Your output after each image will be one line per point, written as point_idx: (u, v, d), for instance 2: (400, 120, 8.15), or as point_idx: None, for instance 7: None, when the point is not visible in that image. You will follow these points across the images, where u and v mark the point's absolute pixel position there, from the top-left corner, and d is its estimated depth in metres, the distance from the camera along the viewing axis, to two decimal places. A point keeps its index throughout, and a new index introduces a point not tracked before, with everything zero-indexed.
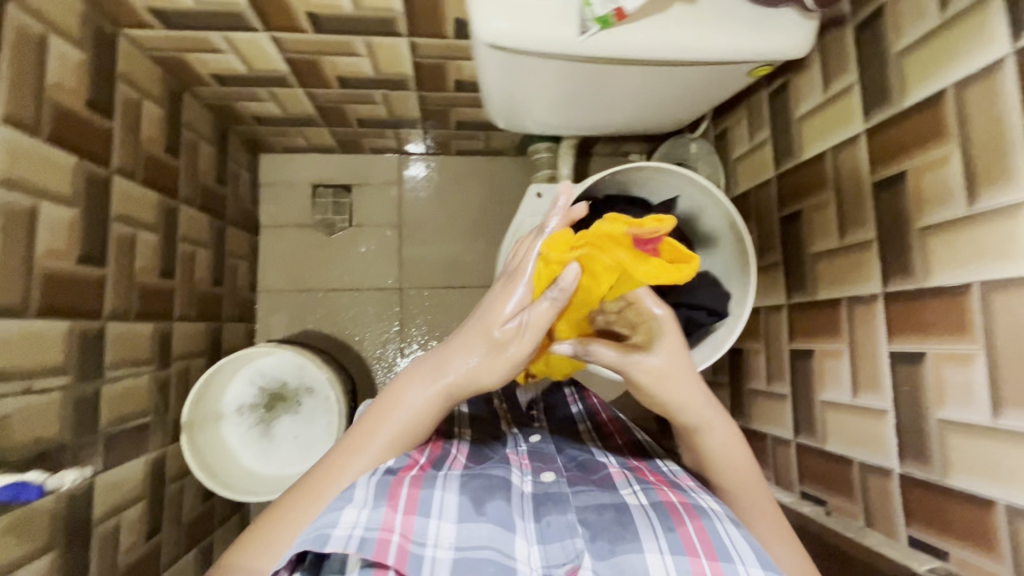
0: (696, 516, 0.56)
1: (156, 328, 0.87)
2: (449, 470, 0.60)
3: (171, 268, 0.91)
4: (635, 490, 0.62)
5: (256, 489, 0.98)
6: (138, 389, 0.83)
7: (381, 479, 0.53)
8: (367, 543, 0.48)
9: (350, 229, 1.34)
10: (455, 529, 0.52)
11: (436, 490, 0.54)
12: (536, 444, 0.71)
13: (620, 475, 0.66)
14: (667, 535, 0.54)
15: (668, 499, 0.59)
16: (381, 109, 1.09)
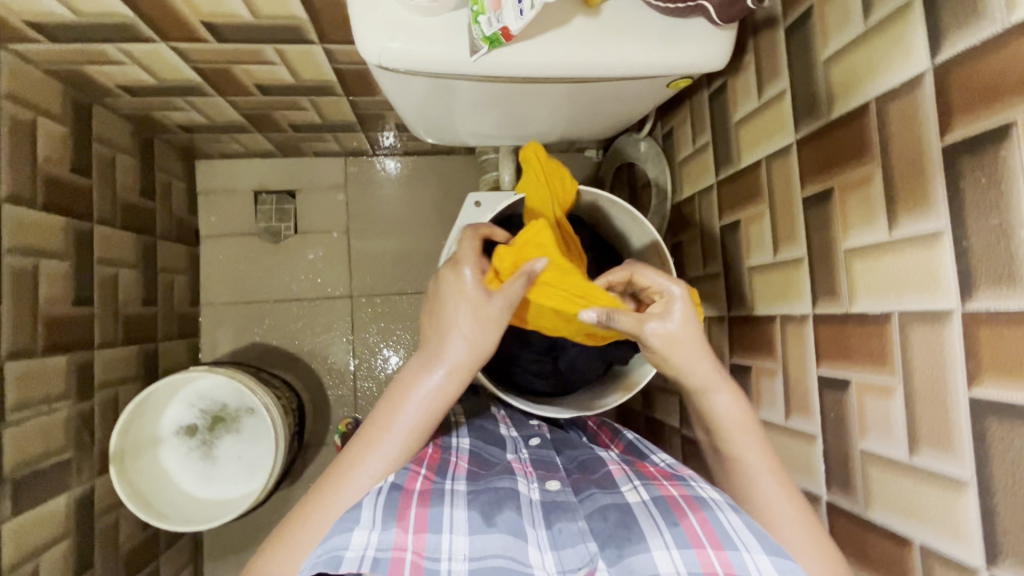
0: (699, 509, 0.54)
1: (72, 360, 0.83)
2: (453, 478, 0.58)
3: (86, 295, 0.87)
4: (635, 485, 0.60)
5: (193, 516, 0.94)
6: (52, 426, 0.79)
7: (389, 496, 0.52)
8: (380, 563, 0.48)
9: (296, 236, 1.29)
10: (467, 542, 0.51)
11: (444, 506, 0.53)
12: (537, 451, 0.70)
13: (620, 472, 0.64)
14: (672, 529, 0.53)
15: (669, 493, 0.58)
16: (312, 115, 1.03)
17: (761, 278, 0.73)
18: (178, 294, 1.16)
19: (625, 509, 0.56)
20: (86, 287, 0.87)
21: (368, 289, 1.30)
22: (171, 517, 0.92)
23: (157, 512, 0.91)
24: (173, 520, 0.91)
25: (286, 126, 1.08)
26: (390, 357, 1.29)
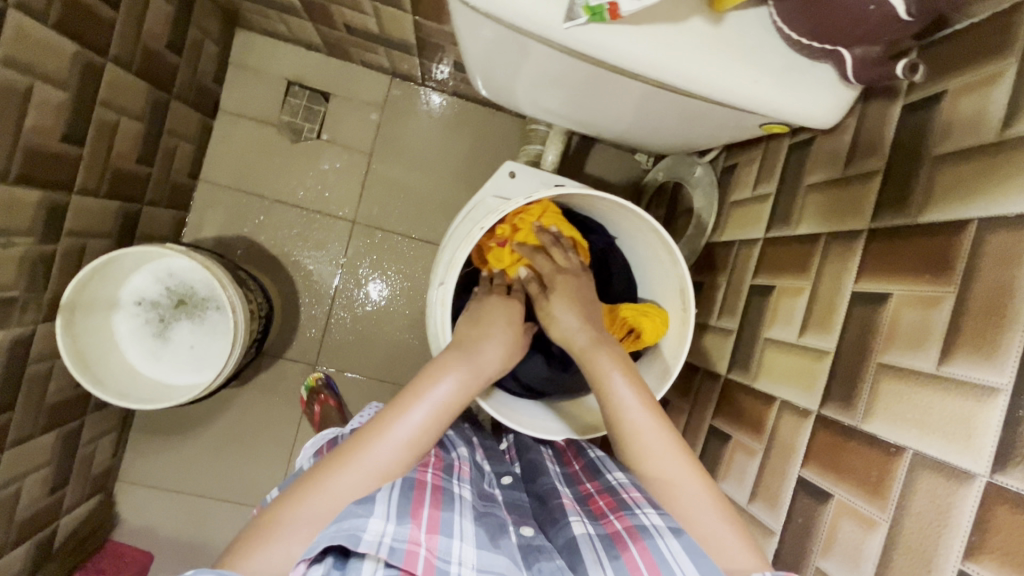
0: (639, 537, 0.53)
1: (45, 197, 0.77)
2: (461, 488, 0.59)
3: (77, 134, 0.80)
4: (581, 518, 0.59)
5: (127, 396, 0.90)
6: (4, 260, 0.74)
7: (404, 492, 0.54)
8: (395, 552, 0.48)
9: (316, 142, 1.22)
10: (477, 553, 0.51)
11: (455, 514, 0.54)
12: (509, 491, 0.68)
13: (572, 507, 0.62)
14: (612, 563, 0.52)
15: (613, 527, 0.56)
16: (372, 20, 0.94)
17: (774, 353, 0.68)
18: (179, 161, 1.09)
19: (572, 544, 0.55)
20: (80, 125, 0.80)
21: (372, 220, 1.24)
22: (104, 388, 0.88)
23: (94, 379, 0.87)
24: (107, 393, 0.87)
25: (342, 23, 0.99)
26: (373, 295, 1.25)
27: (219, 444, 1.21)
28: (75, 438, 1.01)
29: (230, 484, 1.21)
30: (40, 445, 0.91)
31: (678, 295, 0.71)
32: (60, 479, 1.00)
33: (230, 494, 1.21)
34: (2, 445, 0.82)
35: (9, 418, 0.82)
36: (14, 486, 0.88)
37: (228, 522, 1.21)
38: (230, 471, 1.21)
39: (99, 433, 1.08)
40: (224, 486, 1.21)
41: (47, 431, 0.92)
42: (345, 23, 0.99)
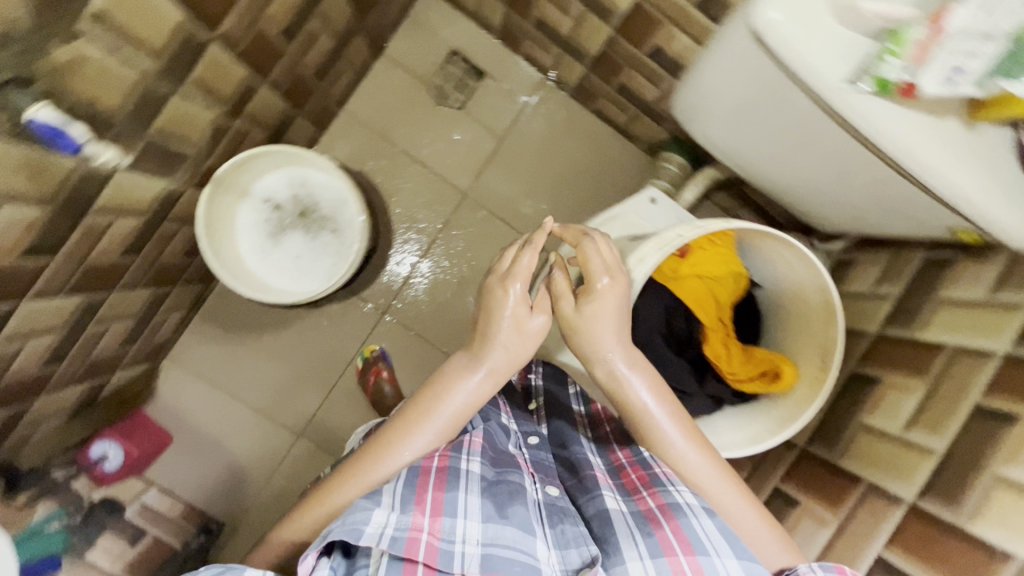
0: (673, 516, 0.59)
1: (249, 77, 0.82)
2: (468, 458, 0.62)
3: (293, 32, 0.86)
4: (614, 495, 0.64)
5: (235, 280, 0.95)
6: (198, 120, 0.78)
7: (407, 481, 0.58)
8: (396, 542, 0.52)
9: (457, 112, 1.28)
10: (482, 528, 0.55)
11: (459, 492, 0.57)
12: (534, 450, 0.71)
13: (602, 478, 0.66)
14: (645, 539, 0.57)
15: (646, 505, 0.61)
16: (570, 22, 1.01)
17: (870, 440, 0.71)
18: (338, 87, 1.15)
19: (605, 519, 0.60)
20: (297, 25, 0.86)
21: (482, 198, 1.29)
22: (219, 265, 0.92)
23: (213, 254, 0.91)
24: (221, 271, 0.92)
25: (537, 15, 1.06)
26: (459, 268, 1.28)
27: (270, 356, 1.24)
28: (159, 302, 1.04)
29: (267, 398, 1.24)
30: (135, 298, 0.94)
31: (808, 360, 0.71)
32: (132, 336, 1.02)
33: (264, 407, 1.23)
34: (114, 284, 0.85)
35: (131, 262, 0.85)
36: (103, 326, 0.90)
37: (252, 432, 1.23)
38: (271, 385, 1.24)
39: (175, 307, 1.11)
40: (260, 398, 1.23)
41: (146, 287, 0.95)
42: (540, 17, 1.05)
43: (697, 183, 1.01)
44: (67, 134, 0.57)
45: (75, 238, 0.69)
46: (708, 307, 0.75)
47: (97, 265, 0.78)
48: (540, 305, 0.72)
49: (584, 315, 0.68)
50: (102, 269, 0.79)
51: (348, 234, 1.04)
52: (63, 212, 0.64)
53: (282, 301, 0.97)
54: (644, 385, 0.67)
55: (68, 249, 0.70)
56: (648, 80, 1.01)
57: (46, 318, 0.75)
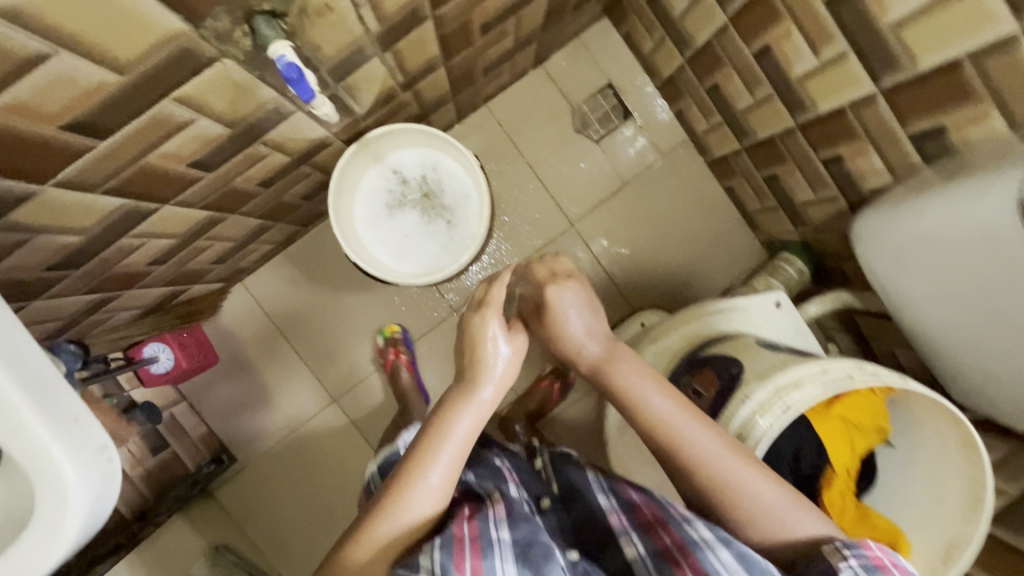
0: (689, 551, 0.55)
1: (436, 58, 0.82)
2: (496, 524, 0.57)
3: (490, 27, 0.85)
4: (630, 541, 0.61)
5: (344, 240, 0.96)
6: (378, 84, 0.77)
7: (445, 544, 0.54)
8: None
9: (592, 143, 1.26)
10: None
11: (496, 562, 0.54)
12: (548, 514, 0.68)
13: (619, 522, 0.63)
14: None
15: (662, 542, 0.58)
16: (750, 101, 0.98)
17: None
18: (493, 84, 1.14)
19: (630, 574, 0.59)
20: (496, 22, 0.85)
21: (586, 234, 1.27)
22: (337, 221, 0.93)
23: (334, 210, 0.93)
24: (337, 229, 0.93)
25: (715, 81, 1.03)
26: None
27: (333, 314, 1.23)
28: (260, 233, 1.04)
29: (318, 353, 1.23)
30: (245, 225, 0.94)
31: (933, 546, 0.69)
32: (224, 257, 1.02)
33: (311, 360, 1.23)
34: (238, 209, 0.85)
35: (260, 193, 0.85)
36: (208, 242, 0.90)
37: (292, 381, 1.23)
38: (325, 342, 1.23)
39: (268, 241, 1.11)
40: (311, 351, 1.23)
41: (258, 218, 0.95)
42: (718, 84, 1.02)
43: (828, 304, 0.94)
44: (307, 84, 0.55)
45: (234, 162, 0.69)
46: (847, 456, 0.76)
47: (235, 189, 0.77)
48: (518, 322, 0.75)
49: (554, 317, 0.73)
50: (237, 194, 0.79)
51: (461, 230, 1.03)
52: (238, 137, 0.64)
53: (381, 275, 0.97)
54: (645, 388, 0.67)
55: (224, 170, 0.69)
56: (806, 182, 0.98)
57: (174, 225, 0.75)
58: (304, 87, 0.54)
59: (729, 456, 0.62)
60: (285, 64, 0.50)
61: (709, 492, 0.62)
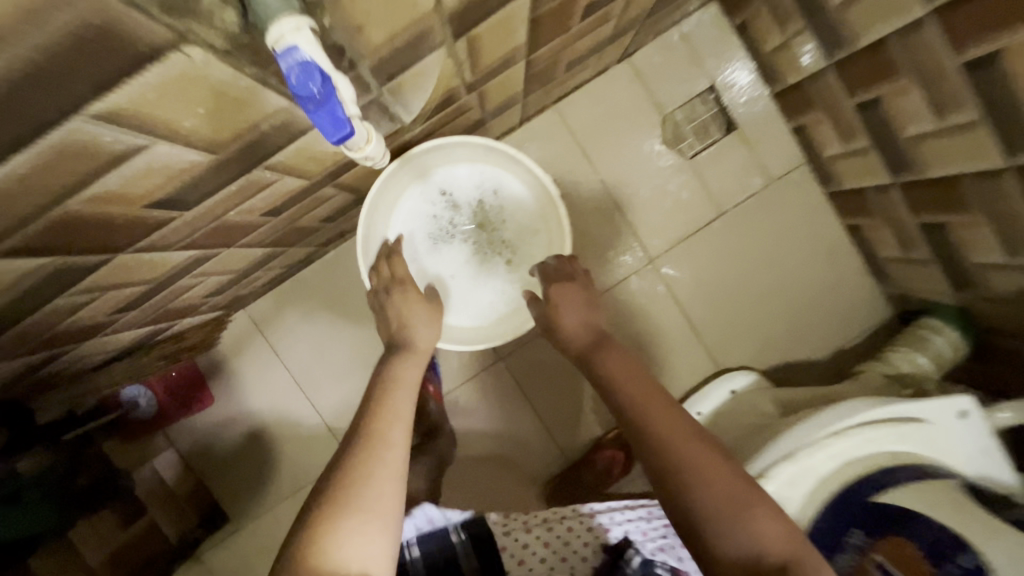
0: None
1: (520, 49, 0.58)
2: None
3: (595, 9, 0.61)
4: None
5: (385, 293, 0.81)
6: (438, 86, 0.54)
7: None
8: None
9: (683, 161, 1.02)
10: None
11: None
12: None
13: None
14: None
15: None
16: (928, 126, 0.72)
17: None
18: (570, 83, 0.90)
19: None
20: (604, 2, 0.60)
21: (667, 272, 1.04)
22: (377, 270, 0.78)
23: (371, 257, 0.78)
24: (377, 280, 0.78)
25: (874, 95, 0.77)
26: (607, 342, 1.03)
27: (354, 352, 1.02)
28: (267, 261, 0.82)
29: (333, 398, 1.02)
30: (248, 255, 0.72)
31: None
32: (222, 288, 0.81)
33: (324, 406, 1.02)
34: (236, 242, 0.63)
35: (267, 222, 0.63)
36: (198, 280, 0.69)
37: (300, 431, 1.01)
38: (342, 386, 1.02)
39: (279, 266, 0.89)
40: (325, 395, 1.02)
41: (266, 246, 0.73)
42: (878, 100, 0.77)
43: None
44: (338, 111, 0.33)
45: (225, 195, 0.47)
46: None
47: (231, 224, 0.55)
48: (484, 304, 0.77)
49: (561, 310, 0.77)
50: (234, 228, 0.57)
51: (522, 268, 0.88)
52: (229, 164, 0.41)
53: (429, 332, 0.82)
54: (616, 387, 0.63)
55: (211, 206, 0.47)
56: (996, 241, 0.72)
57: (143, 272, 0.53)
58: (332, 115, 0.32)
59: (700, 445, 0.55)
60: (298, 71, 0.29)
61: (698, 484, 0.53)
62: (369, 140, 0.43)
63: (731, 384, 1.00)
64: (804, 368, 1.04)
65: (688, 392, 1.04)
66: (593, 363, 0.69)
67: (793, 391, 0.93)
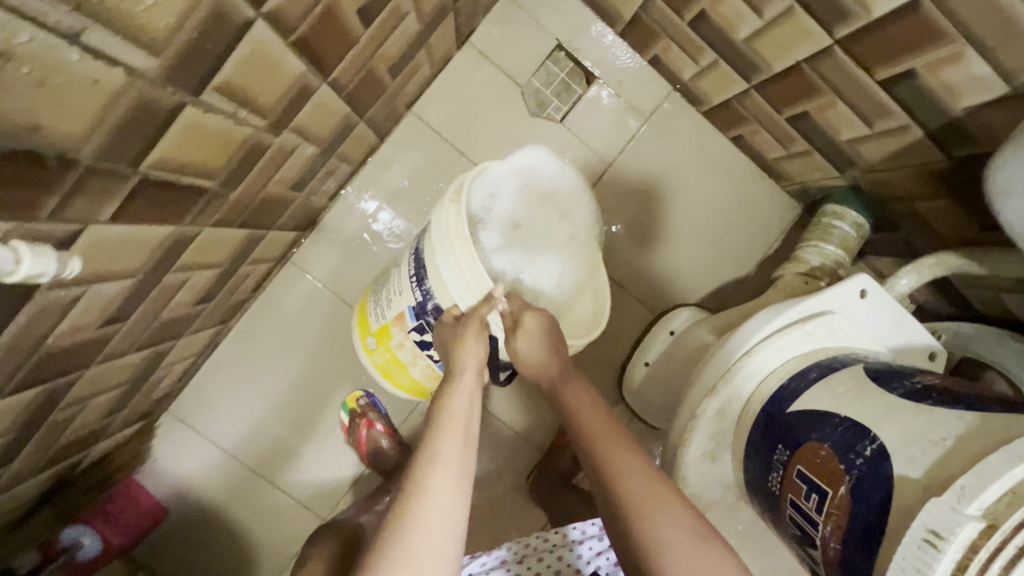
0: None
1: (306, 77, 0.55)
2: None
3: (375, 13, 0.57)
4: None
5: (416, 274, 0.72)
6: (227, 140, 0.50)
7: None
8: None
9: (555, 125, 1.00)
10: None
11: None
12: None
13: None
14: None
15: None
16: (756, 23, 0.71)
17: None
18: (411, 83, 0.87)
19: None
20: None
21: None
22: (436, 256, 0.68)
23: (433, 243, 0.68)
24: (440, 262, 0.68)
25: (700, 7, 0.76)
26: None
27: (296, 416, 1.00)
28: (158, 361, 0.78)
29: (285, 467, 1.00)
30: (123, 365, 0.69)
31: None
32: (119, 403, 0.77)
33: (281, 479, 1.00)
34: (92, 360, 0.60)
35: (118, 329, 0.60)
36: (75, 408, 0.65)
37: (262, 510, 0.99)
38: (296, 452, 1.00)
39: (180, 358, 0.86)
40: (280, 467, 0.99)
41: (140, 350, 0.70)
42: (704, 12, 0.76)
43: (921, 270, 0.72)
44: None
45: (20, 328, 0.44)
46: None
47: (63, 349, 0.52)
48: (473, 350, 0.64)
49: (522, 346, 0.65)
50: (74, 350, 0.54)
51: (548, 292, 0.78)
52: None
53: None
54: (576, 399, 0.67)
55: (11, 343, 0.44)
56: (854, 115, 0.72)
57: None
58: None
59: (624, 441, 0.63)
60: None
61: (645, 503, 0.58)
62: (19, 259, 0.35)
63: (671, 324, 0.98)
64: (736, 286, 1.04)
65: (634, 347, 1.03)
66: (558, 396, 0.68)
67: (726, 313, 0.91)
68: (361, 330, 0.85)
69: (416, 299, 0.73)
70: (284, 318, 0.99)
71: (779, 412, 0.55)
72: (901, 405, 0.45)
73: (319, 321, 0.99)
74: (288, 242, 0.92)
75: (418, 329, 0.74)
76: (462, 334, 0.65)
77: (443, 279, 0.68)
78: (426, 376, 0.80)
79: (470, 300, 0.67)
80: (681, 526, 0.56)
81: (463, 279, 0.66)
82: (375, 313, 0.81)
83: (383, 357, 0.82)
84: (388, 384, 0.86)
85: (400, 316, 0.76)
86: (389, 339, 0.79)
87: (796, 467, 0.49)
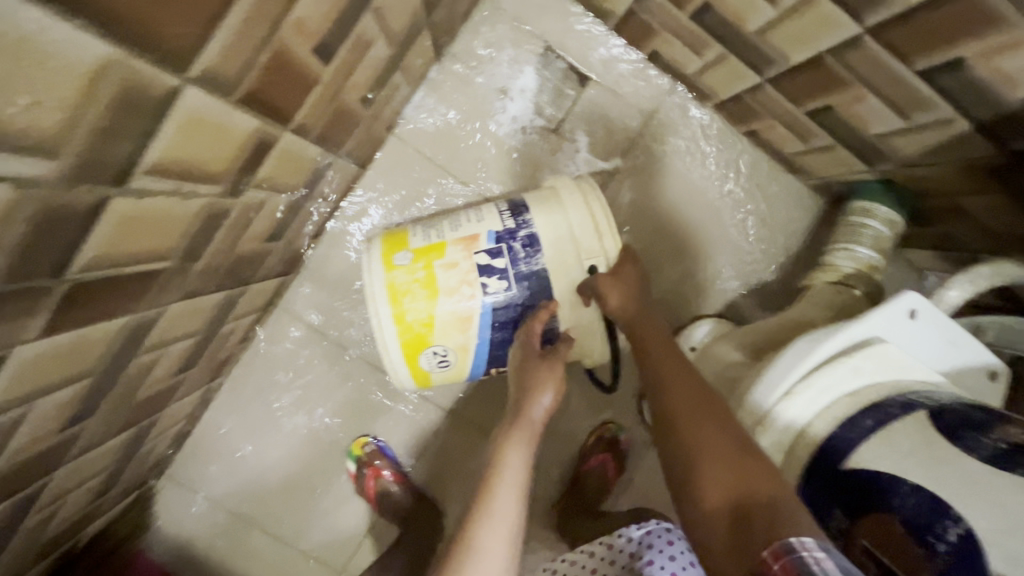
0: None
1: (261, 132, 0.47)
2: None
3: (333, 48, 0.49)
4: None
5: (511, 208, 0.73)
6: (175, 216, 0.43)
7: None
8: None
9: (550, 135, 0.90)
10: None
11: None
12: None
13: None
14: None
15: None
16: (769, 13, 0.63)
17: None
18: (388, 107, 0.79)
19: None
20: (342, 31, 0.49)
21: None
22: (557, 195, 0.74)
23: (554, 190, 0.75)
24: (564, 198, 0.73)
25: None
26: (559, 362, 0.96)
27: (298, 466, 0.94)
28: (145, 434, 0.73)
29: (297, 520, 0.95)
30: (104, 452, 0.63)
31: None
32: (108, 485, 0.72)
33: (294, 534, 0.95)
34: (59, 463, 0.54)
35: (83, 428, 0.53)
36: (53, 506, 0.60)
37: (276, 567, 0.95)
38: (300, 506, 0.94)
39: (170, 424, 0.80)
40: (284, 523, 0.94)
41: (122, 433, 0.64)
42: (709, 3, 0.68)
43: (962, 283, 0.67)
44: None
45: None
46: None
47: (15, 466, 0.46)
48: (546, 384, 0.66)
49: (614, 299, 0.67)
50: (29, 466, 0.48)
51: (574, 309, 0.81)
52: None
53: (544, 266, 0.71)
54: (650, 340, 0.63)
55: None
56: (888, 109, 0.64)
57: None
58: None
59: (679, 366, 0.59)
60: None
61: (688, 411, 0.53)
62: None
63: (691, 339, 0.90)
64: (758, 294, 0.95)
65: None
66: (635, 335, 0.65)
67: (753, 326, 0.83)
68: (387, 247, 0.74)
69: (503, 225, 0.72)
70: (276, 367, 0.92)
71: (831, 474, 0.48)
72: (992, 478, 0.41)
73: (312, 367, 0.93)
74: (272, 290, 0.85)
75: (491, 252, 0.71)
76: (543, 380, 0.67)
77: (561, 214, 0.72)
78: (452, 315, 0.71)
79: (584, 235, 0.72)
80: (722, 437, 0.50)
81: (590, 219, 0.72)
82: (422, 232, 0.74)
83: (413, 275, 0.71)
84: (386, 312, 0.71)
85: (469, 238, 0.72)
86: (439, 257, 0.71)
87: (860, 543, 0.44)
